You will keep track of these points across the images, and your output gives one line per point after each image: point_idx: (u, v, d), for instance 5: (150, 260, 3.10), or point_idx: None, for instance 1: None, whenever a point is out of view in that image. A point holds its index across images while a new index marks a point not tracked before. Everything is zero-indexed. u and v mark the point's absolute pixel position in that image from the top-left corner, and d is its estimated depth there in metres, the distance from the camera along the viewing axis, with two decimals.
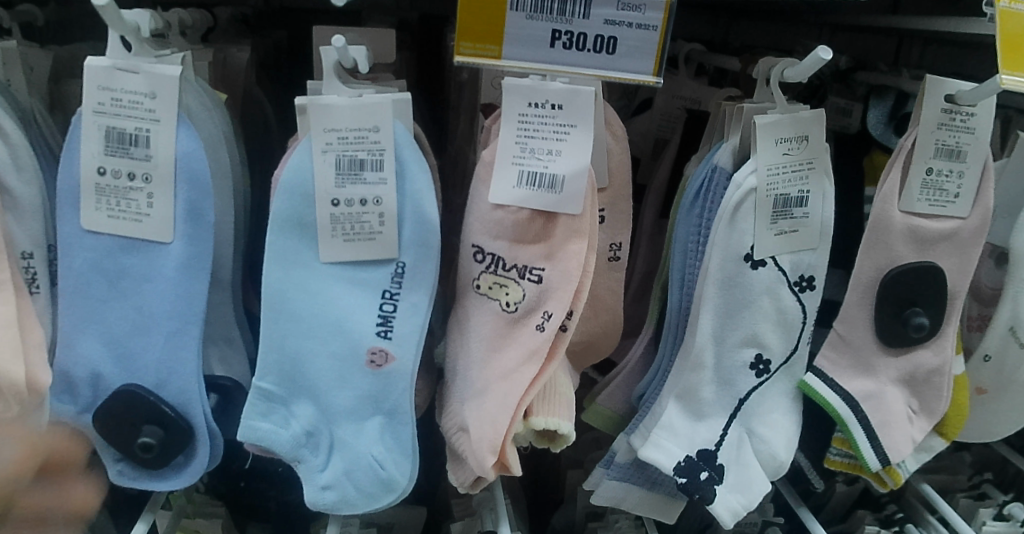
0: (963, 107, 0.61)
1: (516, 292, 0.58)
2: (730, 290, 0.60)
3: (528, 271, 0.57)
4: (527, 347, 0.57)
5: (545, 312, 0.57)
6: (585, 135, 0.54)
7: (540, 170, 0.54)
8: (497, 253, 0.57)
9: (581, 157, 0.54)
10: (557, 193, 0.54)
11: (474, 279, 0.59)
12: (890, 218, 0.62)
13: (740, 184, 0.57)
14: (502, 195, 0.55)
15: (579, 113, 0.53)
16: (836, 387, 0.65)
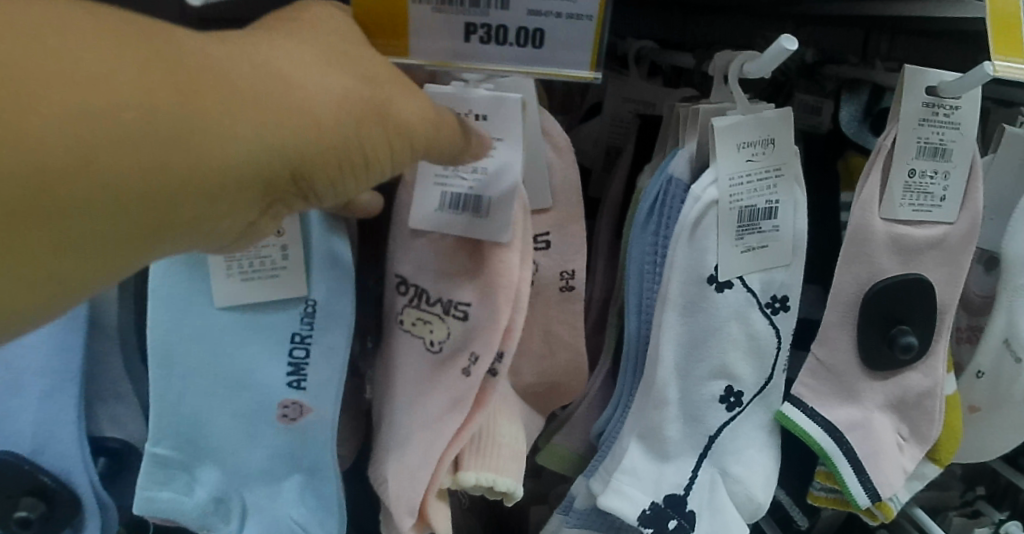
0: (946, 99, 0.54)
1: (441, 331, 0.50)
2: (695, 317, 0.53)
3: (454, 305, 0.49)
4: (453, 395, 0.49)
5: (471, 354, 0.49)
6: (512, 153, 0.44)
7: (463, 191, 0.46)
8: (421, 285, 0.50)
9: (507, 179, 0.45)
10: (483, 219, 0.46)
11: (399, 312, 0.51)
12: (871, 227, 0.55)
13: (699, 196, 0.50)
14: (422, 219, 0.47)
15: (505, 127, 0.43)
16: (817, 417, 0.58)
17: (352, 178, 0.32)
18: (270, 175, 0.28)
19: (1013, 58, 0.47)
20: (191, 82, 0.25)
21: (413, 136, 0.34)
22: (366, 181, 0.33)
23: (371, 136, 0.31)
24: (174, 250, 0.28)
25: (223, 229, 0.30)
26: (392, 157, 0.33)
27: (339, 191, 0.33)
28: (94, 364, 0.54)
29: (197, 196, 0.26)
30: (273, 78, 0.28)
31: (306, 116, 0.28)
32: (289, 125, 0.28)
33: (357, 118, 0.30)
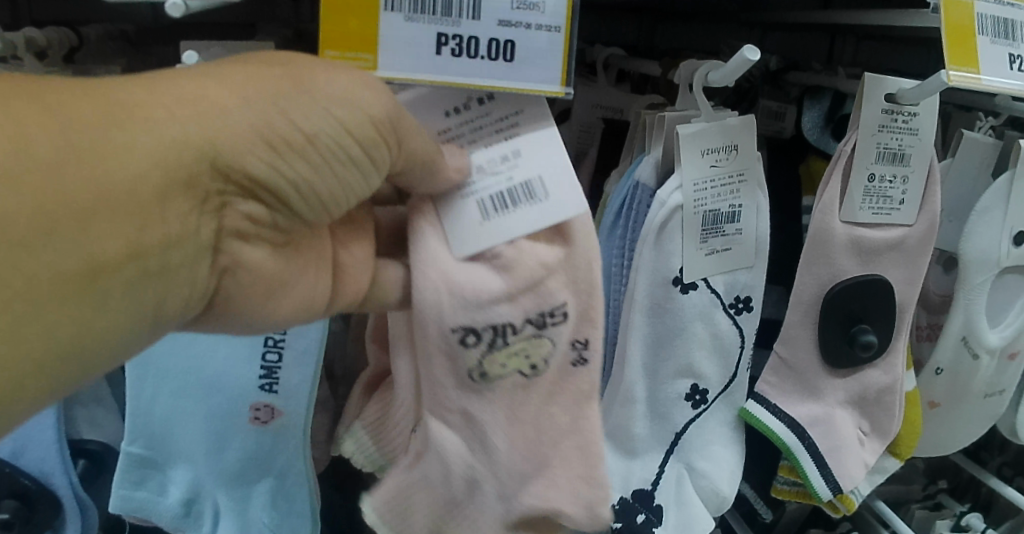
0: (904, 106, 0.56)
1: (545, 350, 0.42)
2: (660, 318, 0.54)
3: (550, 315, 0.41)
4: (564, 394, 0.44)
5: (577, 344, 0.44)
6: (543, 118, 0.40)
7: (511, 185, 0.38)
8: (500, 320, 0.40)
9: (548, 144, 0.39)
10: (545, 200, 0.39)
11: (470, 367, 0.41)
12: (831, 229, 0.57)
13: (664, 202, 0.51)
14: (482, 240, 0.38)
15: (521, 95, 0.39)
16: (780, 414, 0.60)
17: (287, 153, 0.29)
18: (187, 168, 0.27)
19: (967, 67, 0.48)
20: (65, 102, 0.25)
21: (347, 97, 0.30)
22: (316, 158, 0.30)
23: (285, 107, 0.29)
24: (140, 280, 0.27)
25: (176, 247, 0.28)
26: (325, 120, 0.29)
27: (286, 171, 0.30)
28: None
29: (126, 208, 0.25)
30: (142, 84, 0.27)
31: (198, 105, 0.27)
32: (182, 117, 0.27)
33: (258, 93, 0.29)
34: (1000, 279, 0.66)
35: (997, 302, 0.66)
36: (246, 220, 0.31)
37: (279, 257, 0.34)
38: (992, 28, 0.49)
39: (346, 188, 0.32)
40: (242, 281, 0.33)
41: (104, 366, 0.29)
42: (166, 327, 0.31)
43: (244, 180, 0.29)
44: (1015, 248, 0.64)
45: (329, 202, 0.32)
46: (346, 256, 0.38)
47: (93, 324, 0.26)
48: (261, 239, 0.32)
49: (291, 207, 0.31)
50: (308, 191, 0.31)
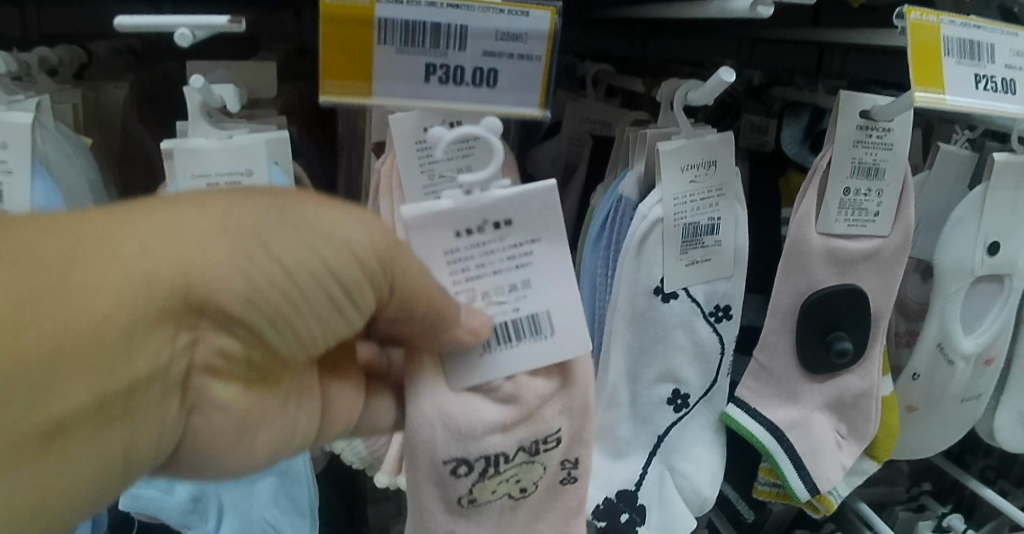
0: (879, 122, 0.58)
1: (533, 474, 0.45)
2: (641, 325, 0.57)
3: (542, 445, 0.44)
4: (549, 505, 0.48)
5: (565, 464, 0.47)
6: (558, 247, 0.40)
7: (517, 318, 0.40)
8: (494, 453, 0.42)
9: (560, 280, 0.40)
10: (551, 338, 0.41)
11: (462, 495, 0.43)
12: (807, 241, 0.59)
13: (645, 215, 0.54)
14: (491, 372, 0.40)
15: (538, 226, 0.39)
16: (759, 417, 0.63)
17: (263, 294, 0.29)
18: (162, 310, 0.28)
19: (933, 89, 0.50)
20: (49, 232, 0.26)
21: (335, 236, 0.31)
22: (292, 297, 0.30)
23: (261, 248, 0.29)
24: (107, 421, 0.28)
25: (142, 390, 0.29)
26: (307, 261, 0.30)
27: (263, 309, 0.30)
28: None
29: (92, 362, 0.26)
30: (132, 215, 0.28)
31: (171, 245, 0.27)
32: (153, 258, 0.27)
33: (241, 236, 0.29)
34: (975, 287, 0.68)
35: (972, 309, 0.69)
36: (218, 355, 0.31)
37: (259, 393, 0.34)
38: (957, 49, 0.51)
39: (330, 323, 0.32)
40: (210, 418, 0.33)
41: (68, 523, 0.29)
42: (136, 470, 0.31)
43: (220, 315, 0.29)
44: (989, 257, 0.66)
45: (309, 337, 0.32)
46: (338, 390, 0.40)
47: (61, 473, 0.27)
48: (239, 375, 0.33)
49: (267, 344, 0.31)
50: (288, 328, 0.31)
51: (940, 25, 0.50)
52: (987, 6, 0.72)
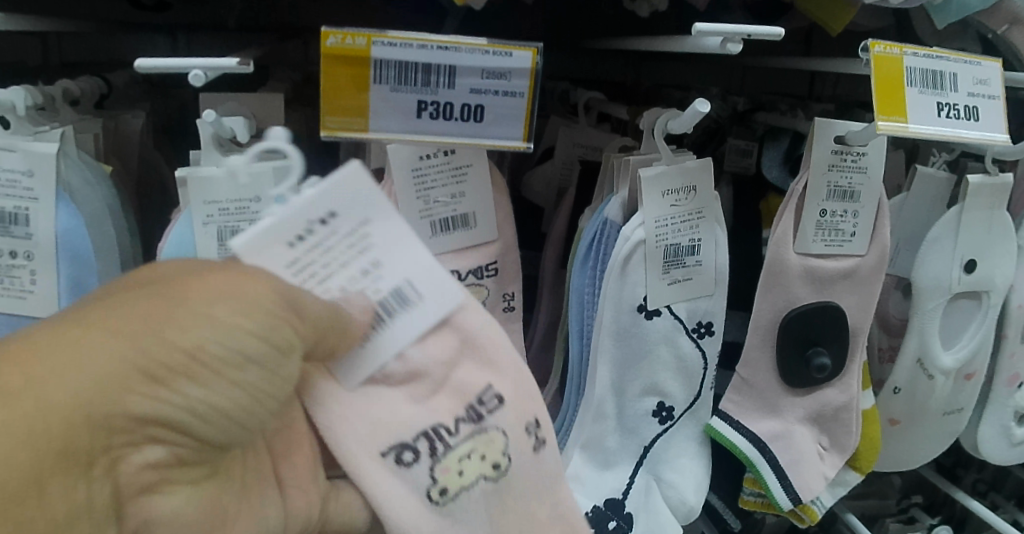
0: (853, 147, 0.61)
1: (497, 442, 0.43)
2: (626, 341, 0.60)
3: (482, 404, 0.42)
4: (533, 484, 0.46)
5: (530, 425, 0.45)
6: (389, 216, 0.38)
7: (383, 298, 0.38)
8: (428, 426, 0.40)
9: (404, 244, 0.38)
10: (423, 301, 0.40)
11: (427, 486, 0.40)
12: (786, 260, 0.62)
13: (628, 237, 0.57)
14: (381, 360, 0.39)
15: (362, 203, 0.37)
16: (742, 429, 0.66)
17: (173, 390, 0.27)
18: (73, 444, 0.25)
19: (896, 117, 0.53)
20: None
21: (239, 307, 0.29)
22: (209, 379, 0.28)
23: (158, 345, 0.27)
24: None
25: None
26: (214, 340, 0.28)
27: (179, 404, 0.27)
28: None
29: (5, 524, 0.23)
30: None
31: (65, 375, 0.25)
32: (42, 394, 0.24)
33: (143, 342, 0.27)
34: (953, 303, 0.70)
35: (951, 325, 0.71)
36: (150, 470, 0.27)
37: (206, 501, 0.30)
38: (920, 79, 0.54)
39: (261, 397, 0.30)
40: None
41: None
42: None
43: (132, 427, 0.26)
44: (966, 275, 0.69)
45: (241, 419, 0.29)
46: (291, 469, 0.36)
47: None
48: (181, 485, 0.29)
49: (195, 439, 0.28)
50: (214, 416, 0.28)
51: (903, 57, 0.53)
52: (965, 31, 0.75)
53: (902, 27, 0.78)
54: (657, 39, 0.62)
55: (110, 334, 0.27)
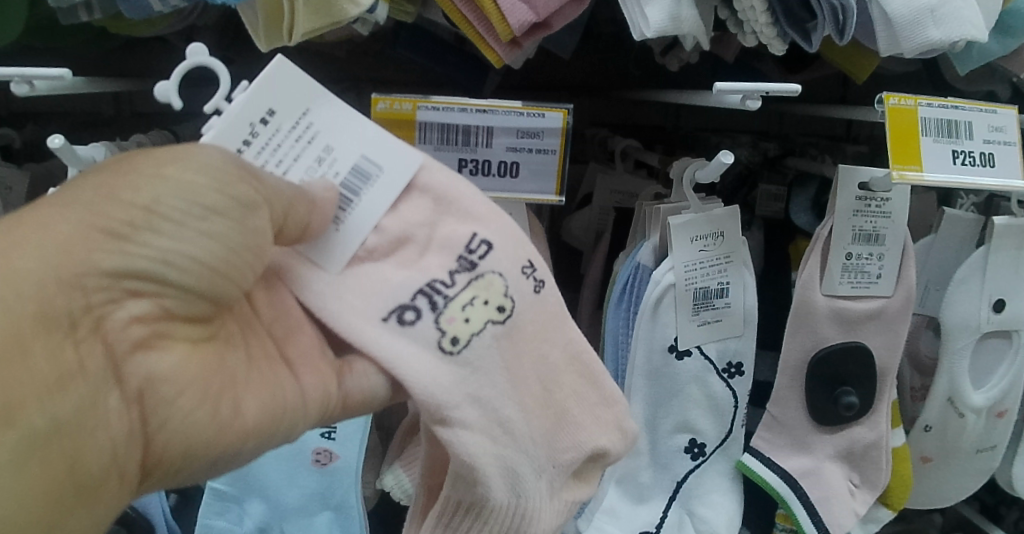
0: (878, 192, 0.62)
1: (495, 288, 0.42)
2: (658, 380, 0.63)
3: (468, 257, 0.41)
4: (540, 320, 0.45)
5: (526, 269, 0.44)
6: (330, 103, 0.39)
7: (343, 179, 0.39)
8: (417, 287, 0.40)
9: (348, 122, 0.39)
10: (384, 172, 0.40)
11: (436, 339, 0.40)
12: (813, 302, 0.64)
13: (659, 281, 0.60)
14: (357, 237, 0.39)
15: (297, 95, 0.38)
16: (773, 465, 0.67)
17: (135, 244, 0.30)
18: (48, 305, 0.28)
19: (911, 167, 0.55)
20: None
21: (185, 167, 0.31)
22: (169, 228, 0.30)
23: (109, 210, 0.30)
24: (44, 433, 0.28)
25: (64, 394, 0.28)
26: (165, 194, 0.31)
27: (145, 254, 0.30)
28: None
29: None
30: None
31: (28, 249, 0.29)
32: (13, 264, 0.28)
33: (96, 208, 0.30)
34: (983, 343, 0.71)
35: (981, 364, 0.72)
36: (134, 323, 0.31)
37: (200, 359, 0.34)
38: (935, 129, 0.56)
39: (225, 243, 0.32)
40: (165, 397, 0.32)
41: None
42: (110, 495, 0.31)
43: (107, 281, 0.30)
44: (995, 315, 0.70)
45: (215, 264, 0.32)
46: (297, 348, 0.40)
47: (23, 500, 0.27)
48: (176, 339, 0.33)
49: (176, 287, 0.31)
50: (187, 262, 0.31)
51: (917, 109, 0.56)
52: (992, 76, 0.77)
53: (930, 73, 0.80)
54: (685, 93, 0.67)
55: (70, 211, 0.30)
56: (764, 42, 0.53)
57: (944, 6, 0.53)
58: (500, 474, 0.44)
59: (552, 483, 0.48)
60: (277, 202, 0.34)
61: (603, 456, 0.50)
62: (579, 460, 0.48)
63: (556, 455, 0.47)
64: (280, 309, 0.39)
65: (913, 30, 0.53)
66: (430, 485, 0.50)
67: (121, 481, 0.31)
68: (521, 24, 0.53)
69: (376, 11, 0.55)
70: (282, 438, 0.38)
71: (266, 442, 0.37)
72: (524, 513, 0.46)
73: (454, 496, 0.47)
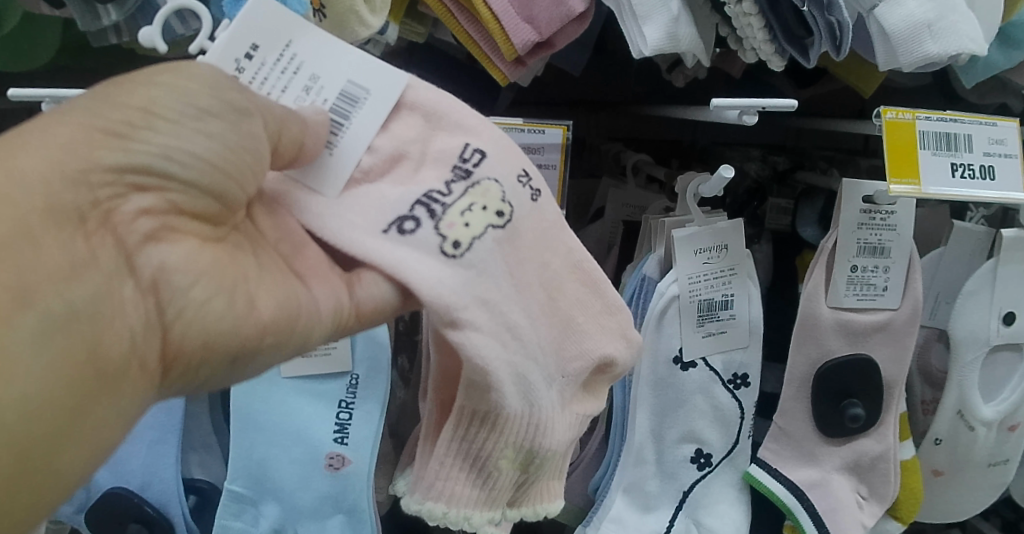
0: (882, 205, 0.63)
1: (492, 193, 0.42)
2: (663, 390, 0.64)
3: (462, 163, 0.41)
4: (541, 228, 0.44)
5: (521, 176, 0.44)
6: (312, 33, 0.38)
7: (332, 104, 0.39)
8: (416, 194, 0.40)
9: (331, 51, 0.39)
10: (371, 94, 0.39)
11: (438, 244, 0.40)
12: (818, 314, 0.65)
13: (663, 292, 0.61)
14: (353, 156, 0.39)
15: (278, 27, 0.37)
16: (780, 477, 0.68)
17: (135, 141, 0.31)
18: (57, 200, 0.30)
19: (908, 180, 0.56)
20: None
21: (179, 75, 0.33)
22: (166, 125, 0.32)
23: (106, 111, 0.32)
24: (62, 315, 0.29)
25: (79, 283, 0.30)
26: (160, 95, 0.32)
27: (146, 149, 0.32)
28: (189, 421, 0.68)
29: (12, 260, 0.28)
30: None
31: (33, 152, 0.30)
32: (19, 164, 0.30)
33: (94, 112, 0.31)
34: (993, 355, 0.71)
35: (991, 376, 0.72)
36: (142, 216, 0.32)
37: (211, 255, 0.35)
38: (933, 142, 0.57)
39: (225, 141, 0.33)
40: (180, 287, 0.34)
41: (115, 432, 0.33)
42: (131, 387, 0.33)
43: (112, 176, 0.31)
44: (1005, 327, 0.69)
45: (217, 162, 0.33)
46: (305, 261, 0.40)
47: (50, 375, 0.29)
48: (183, 233, 0.34)
49: (179, 181, 0.33)
50: (189, 158, 0.32)
51: (915, 122, 0.57)
52: (1004, 88, 0.77)
53: (940, 86, 0.80)
54: (692, 110, 0.68)
55: (73, 116, 0.31)
56: (764, 58, 0.55)
57: (941, 20, 0.54)
58: (514, 381, 0.44)
59: (563, 392, 0.48)
60: (269, 112, 0.35)
61: (610, 366, 0.50)
62: (587, 370, 0.49)
63: (565, 363, 0.47)
64: (286, 231, 0.39)
65: (912, 44, 0.54)
66: (441, 398, 0.51)
67: (140, 372, 0.33)
68: (524, 43, 0.55)
69: (385, 32, 0.58)
70: (299, 346, 0.40)
71: (284, 344, 0.38)
72: (540, 422, 0.47)
73: (470, 404, 0.46)
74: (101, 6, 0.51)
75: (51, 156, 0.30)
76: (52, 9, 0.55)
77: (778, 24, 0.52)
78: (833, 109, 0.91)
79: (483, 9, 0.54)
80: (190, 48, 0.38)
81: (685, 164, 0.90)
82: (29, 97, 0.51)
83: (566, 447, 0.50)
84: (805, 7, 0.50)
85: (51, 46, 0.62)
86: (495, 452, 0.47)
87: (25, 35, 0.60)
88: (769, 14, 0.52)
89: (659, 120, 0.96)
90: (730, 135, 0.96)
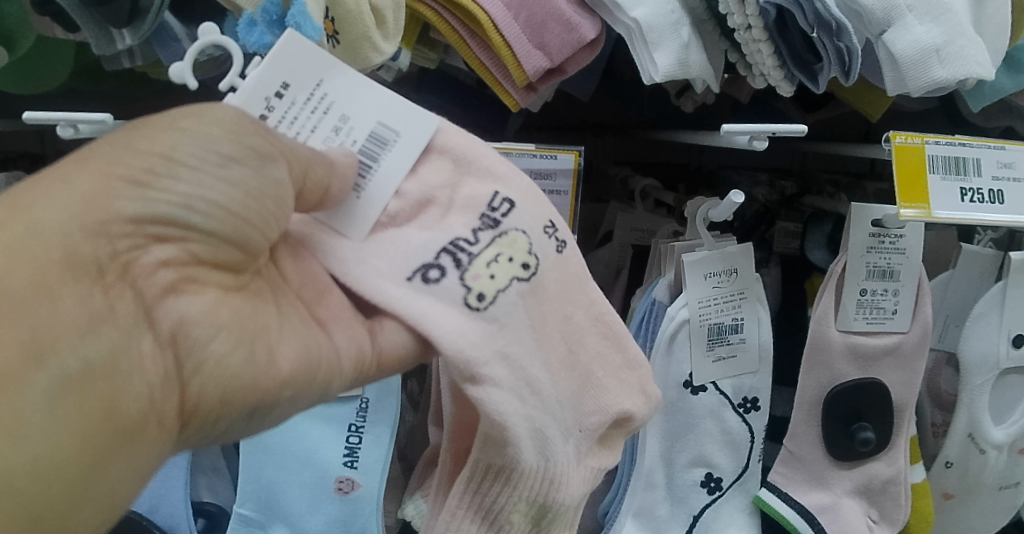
0: (891, 229, 0.63)
1: (520, 244, 0.42)
2: (674, 415, 0.64)
3: (492, 213, 0.42)
4: (564, 282, 0.45)
5: (549, 227, 0.44)
6: (343, 74, 0.39)
7: (361, 146, 0.39)
8: (444, 244, 0.40)
9: (362, 92, 0.39)
10: (400, 136, 0.40)
11: (462, 296, 0.40)
12: (827, 338, 0.65)
13: (673, 316, 0.61)
14: (381, 199, 0.40)
15: (311, 67, 0.38)
16: (791, 501, 0.68)
17: (156, 189, 0.32)
18: (76, 251, 0.31)
19: (919, 204, 0.56)
20: None
21: (202, 120, 0.33)
22: (187, 172, 0.32)
23: (128, 159, 0.32)
24: (79, 374, 0.30)
25: (95, 337, 0.31)
26: (182, 142, 0.32)
27: (169, 199, 0.32)
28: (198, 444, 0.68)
29: (29, 316, 0.29)
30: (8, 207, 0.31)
31: (53, 204, 0.31)
32: (39, 216, 0.31)
33: (115, 160, 0.32)
34: (1003, 379, 0.71)
35: (1001, 400, 0.71)
36: (161, 266, 0.33)
37: (231, 307, 0.35)
38: (942, 166, 0.57)
39: (248, 191, 0.33)
40: (197, 341, 0.34)
41: (127, 488, 0.33)
42: (149, 442, 0.33)
43: (131, 227, 0.32)
44: (1014, 350, 0.69)
45: (238, 210, 0.33)
46: (328, 310, 0.40)
47: (64, 436, 0.30)
48: (204, 284, 0.34)
49: (201, 231, 0.33)
50: (208, 207, 0.33)
51: (924, 147, 0.57)
52: (1011, 111, 0.77)
53: (947, 107, 0.81)
54: (701, 133, 0.69)
55: (96, 167, 0.32)
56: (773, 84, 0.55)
57: (949, 45, 0.54)
58: (530, 435, 0.43)
59: (581, 446, 0.48)
60: (293, 155, 0.35)
61: (627, 420, 0.50)
62: (606, 424, 0.48)
63: (583, 418, 0.47)
64: (309, 276, 0.40)
65: (921, 69, 0.54)
66: (457, 453, 0.51)
67: (158, 427, 0.33)
68: (536, 70, 0.55)
69: (398, 59, 0.59)
70: (320, 394, 0.40)
71: (304, 394, 0.39)
72: (554, 478, 0.46)
73: (486, 459, 0.46)
74: (116, 31, 0.51)
75: (70, 209, 0.31)
76: (68, 33, 0.56)
77: (788, 51, 0.53)
78: (839, 133, 0.91)
79: (494, 35, 0.55)
80: (221, 86, 0.38)
81: (691, 189, 0.90)
82: (46, 122, 0.51)
83: (580, 502, 0.50)
84: (814, 33, 0.50)
85: (66, 71, 0.63)
86: (512, 506, 0.47)
87: (39, 60, 0.61)
88: (778, 40, 0.52)
89: (664, 144, 0.96)
90: (734, 158, 0.96)
